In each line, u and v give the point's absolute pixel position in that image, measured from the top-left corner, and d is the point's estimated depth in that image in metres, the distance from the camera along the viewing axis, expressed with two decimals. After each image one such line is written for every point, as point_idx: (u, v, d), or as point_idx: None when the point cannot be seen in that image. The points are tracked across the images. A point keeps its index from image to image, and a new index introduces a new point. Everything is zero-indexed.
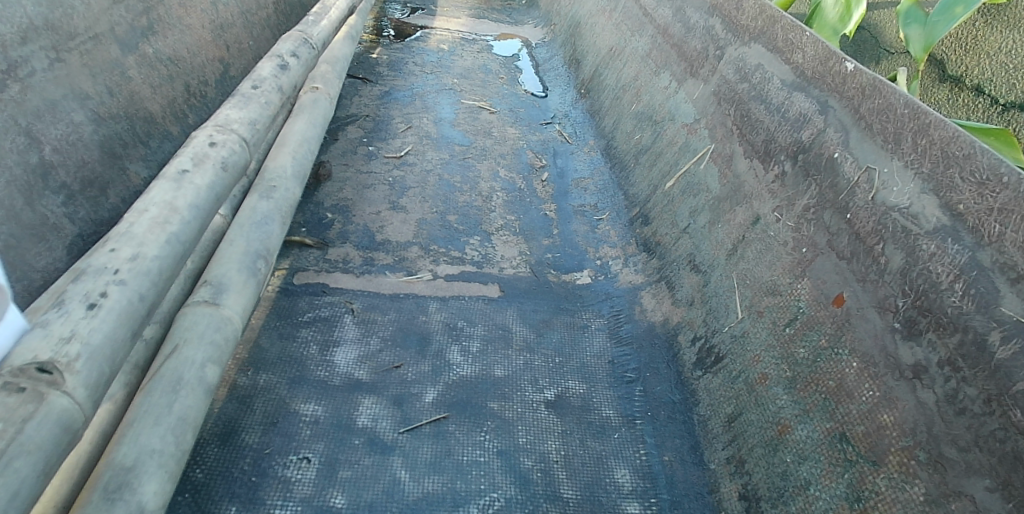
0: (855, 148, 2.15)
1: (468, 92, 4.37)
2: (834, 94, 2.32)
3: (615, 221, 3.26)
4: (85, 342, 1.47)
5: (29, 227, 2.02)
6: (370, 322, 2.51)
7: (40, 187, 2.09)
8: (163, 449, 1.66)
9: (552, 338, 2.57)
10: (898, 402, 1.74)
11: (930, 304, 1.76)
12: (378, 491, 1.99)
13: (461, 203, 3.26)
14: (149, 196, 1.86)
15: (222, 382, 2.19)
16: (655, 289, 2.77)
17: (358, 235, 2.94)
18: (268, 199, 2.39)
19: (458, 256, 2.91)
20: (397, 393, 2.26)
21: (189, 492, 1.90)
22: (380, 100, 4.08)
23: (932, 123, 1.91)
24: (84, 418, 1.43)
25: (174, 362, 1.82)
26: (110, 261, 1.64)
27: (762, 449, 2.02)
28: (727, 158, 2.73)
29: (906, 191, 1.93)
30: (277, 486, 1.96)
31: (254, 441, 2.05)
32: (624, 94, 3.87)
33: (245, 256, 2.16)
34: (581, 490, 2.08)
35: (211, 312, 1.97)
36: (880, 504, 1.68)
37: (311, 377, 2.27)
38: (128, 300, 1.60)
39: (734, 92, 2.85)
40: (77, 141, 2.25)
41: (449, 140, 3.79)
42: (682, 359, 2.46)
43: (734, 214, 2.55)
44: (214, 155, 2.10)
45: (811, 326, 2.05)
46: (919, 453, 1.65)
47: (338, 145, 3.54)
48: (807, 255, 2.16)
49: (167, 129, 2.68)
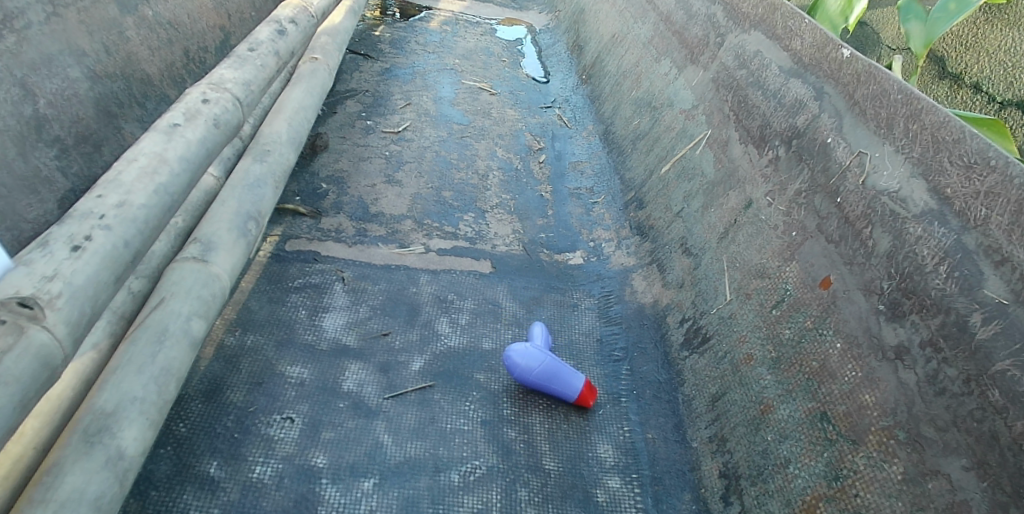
0: (848, 133, 2.17)
1: (470, 73, 4.37)
2: (830, 80, 2.34)
3: (610, 204, 3.26)
4: (68, 282, 1.50)
5: (22, 178, 2.05)
6: (361, 291, 2.52)
7: (34, 138, 2.11)
8: (145, 397, 1.67)
9: (541, 314, 2.57)
10: (880, 382, 1.74)
11: (915, 286, 1.77)
12: (361, 453, 1.99)
13: (458, 180, 3.28)
14: (139, 146, 1.88)
15: (210, 341, 2.20)
16: (646, 271, 2.76)
17: (352, 206, 2.95)
18: (262, 162, 2.42)
19: (451, 232, 2.92)
20: (384, 360, 2.28)
21: (171, 446, 1.91)
22: (380, 76, 4.09)
23: (924, 108, 1.94)
24: (63, 356, 1.46)
25: (161, 313, 1.84)
26: (97, 206, 1.67)
27: (744, 428, 2.01)
28: (722, 143, 2.74)
29: (896, 175, 1.95)
30: (259, 444, 1.96)
31: (239, 400, 2.06)
32: (624, 80, 3.88)
33: (236, 216, 2.18)
34: (563, 463, 2.07)
35: (199, 268, 1.98)
36: (859, 482, 1.68)
37: (298, 341, 2.29)
38: (113, 245, 1.63)
39: (733, 78, 2.86)
40: (71, 96, 2.27)
41: (448, 118, 3.81)
42: (670, 339, 2.45)
43: (728, 198, 2.55)
44: (207, 112, 2.10)
45: (796, 308, 2.05)
46: (898, 433, 1.65)
47: (336, 119, 3.56)
48: (796, 239, 2.16)
49: (164, 92, 2.71)
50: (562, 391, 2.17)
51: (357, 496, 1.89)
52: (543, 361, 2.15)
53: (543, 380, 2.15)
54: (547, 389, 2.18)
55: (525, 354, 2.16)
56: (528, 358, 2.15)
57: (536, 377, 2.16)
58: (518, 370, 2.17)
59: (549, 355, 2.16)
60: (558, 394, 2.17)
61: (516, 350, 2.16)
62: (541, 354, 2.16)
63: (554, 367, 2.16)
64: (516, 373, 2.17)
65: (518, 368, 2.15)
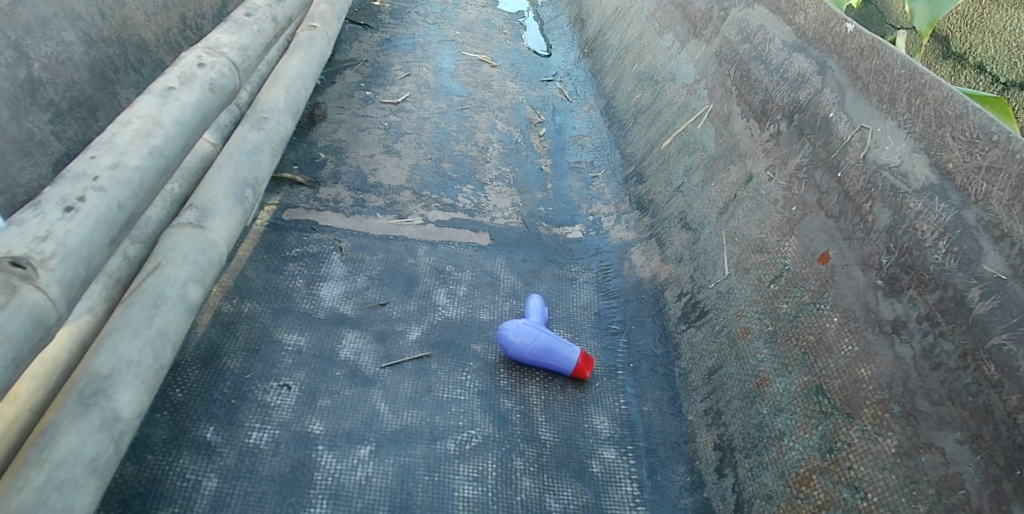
0: (850, 108, 2.15)
1: (470, 45, 4.32)
2: (833, 55, 2.32)
3: (610, 179, 3.24)
4: (61, 243, 1.49)
5: (16, 141, 2.02)
6: (359, 261, 2.51)
7: (28, 101, 2.08)
8: (140, 361, 1.67)
9: (540, 287, 2.56)
10: (877, 357, 1.74)
11: (913, 261, 1.76)
12: (356, 421, 1.99)
13: (457, 151, 3.26)
14: (133, 109, 1.85)
15: (207, 308, 2.20)
16: (645, 246, 2.75)
17: (351, 176, 2.93)
18: (259, 130, 2.40)
19: (449, 204, 2.91)
20: (381, 329, 2.27)
21: (167, 410, 1.91)
22: (380, 47, 4.04)
23: (926, 83, 1.93)
24: (57, 316, 1.45)
25: (156, 278, 1.83)
26: (90, 168, 1.66)
27: (739, 401, 2.01)
28: (724, 118, 2.71)
29: (897, 150, 1.94)
30: (256, 410, 1.97)
31: (236, 366, 2.06)
32: (627, 54, 3.83)
33: (232, 183, 2.16)
34: (559, 433, 2.08)
35: (195, 234, 1.97)
36: (852, 455, 1.68)
37: (296, 309, 2.28)
38: (107, 206, 1.61)
39: (736, 53, 2.83)
40: (66, 60, 2.24)
41: (448, 90, 3.77)
42: (667, 313, 2.45)
43: (728, 173, 2.53)
44: (202, 76, 2.07)
45: (795, 283, 2.04)
46: (893, 406, 1.65)
47: (335, 89, 3.52)
48: (796, 214, 2.15)
49: (161, 58, 2.68)
50: (558, 366, 2.18)
51: (353, 463, 1.90)
52: (537, 338, 2.16)
53: (537, 356, 2.17)
54: (542, 364, 2.19)
55: (520, 330, 2.17)
56: (523, 335, 2.16)
57: (529, 354, 2.17)
58: (512, 347, 2.18)
59: (543, 331, 2.17)
60: (554, 369, 2.18)
61: (511, 327, 2.17)
62: (535, 331, 2.17)
63: (549, 343, 2.16)
64: (511, 350, 2.18)
65: (513, 344, 2.16)
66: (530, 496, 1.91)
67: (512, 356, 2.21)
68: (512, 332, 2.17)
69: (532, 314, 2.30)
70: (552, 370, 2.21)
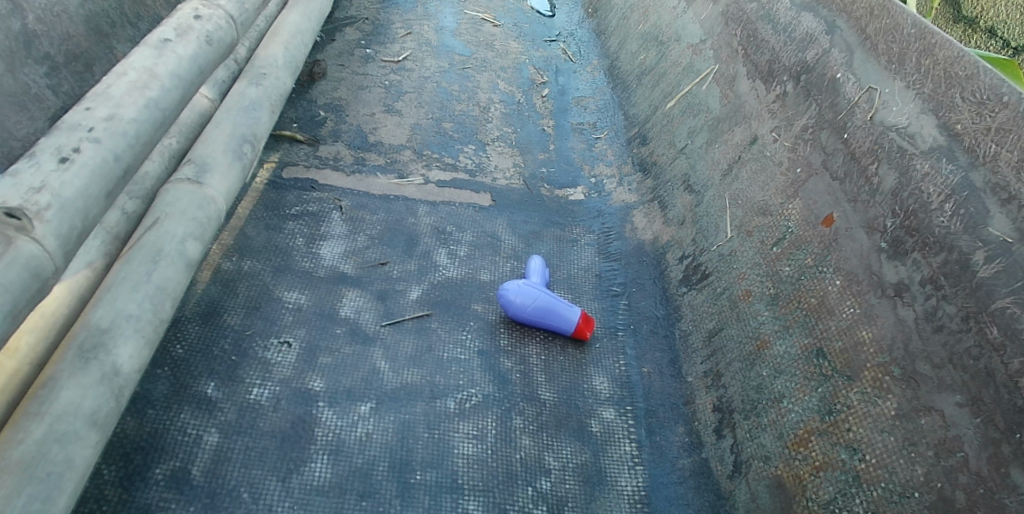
0: (858, 68, 2.10)
1: (472, 3, 4.22)
2: (842, 14, 2.26)
3: (613, 140, 3.19)
4: (57, 194, 1.46)
5: (11, 95, 1.99)
6: (358, 220, 2.48)
7: (23, 54, 2.04)
8: (140, 315, 1.66)
9: (541, 249, 2.54)
10: (878, 319, 1.72)
11: (919, 224, 1.74)
12: (356, 379, 2.00)
13: (459, 111, 3.21)
14: (128, 60, 1.80)
15: (206, 265, 2.18)
16: (647, 208, 2.72)
17: (351, 134, 2.89)
18: (256, 86, 2.35)
19: (450, 163, 2.87)
20: (381, 289, 2.26)
21: (167, 366, 1.91)
22: (380, 4, 3.94)
23: (937, 43, 1.92)
24: (54, 269, 1.44)
25: (154, 234, 1.81)
26: (86, 119, 1.62)
27: (739, 363, 2.01)
28: (729, 79, 2.66)
29: (906, 110, 1.90)
30: (256, 367, 1.97)
31: (235, 323, 2.06)
32: (632, 14, 3.74)
33: (230, 139, 2.13)
34: (558, 393, 2.08)
35: (193, 190, 1.94)
36: (851, 417, 1.68)
37: (295, 267, 2.27)
38: (103, 158, 1.59)
39: (742, 12, 2.75)
40: (61, 12, 2.18)
41: (449, 49, 3.69)
42: (669, 275, 2.43)
43: (733, 134, 2.49)
44: (198, 29, 2.01)
45: (798, 245, 2.02)
46: (894, 369, 1.65)
47: (335, 46, 3.45)
48: (801, 175, 2.11)
49: (157, 13, 2.61)
50: (558, 326, 2.17)
51: (353, 420, 1.90)
52: (538, 298, 2.15)
53: (537, 316, 2.16)
54: (542, 324, 2.19)
55: (520, 291, 2.16)
56: (523, 295, 2.15)
57: (530, 314, 2.16)
58: (512, 307, 2.17)
59: (543, 292, 2.16)
60: (553, 329, 2.18)
61: (511, 287, 2.16)
62: (536, 292, 2.16)
63: (549, 303, 2.15)
64: (511, 310, 2.17)
65: (513, 304, 2.15)
66: (529, 454, 1.92)
67: (511, 316, 2.20)
68: (511, 294, 2.16)
69: (533, 276, 2.29)
70: (551, 330, 2.20)
